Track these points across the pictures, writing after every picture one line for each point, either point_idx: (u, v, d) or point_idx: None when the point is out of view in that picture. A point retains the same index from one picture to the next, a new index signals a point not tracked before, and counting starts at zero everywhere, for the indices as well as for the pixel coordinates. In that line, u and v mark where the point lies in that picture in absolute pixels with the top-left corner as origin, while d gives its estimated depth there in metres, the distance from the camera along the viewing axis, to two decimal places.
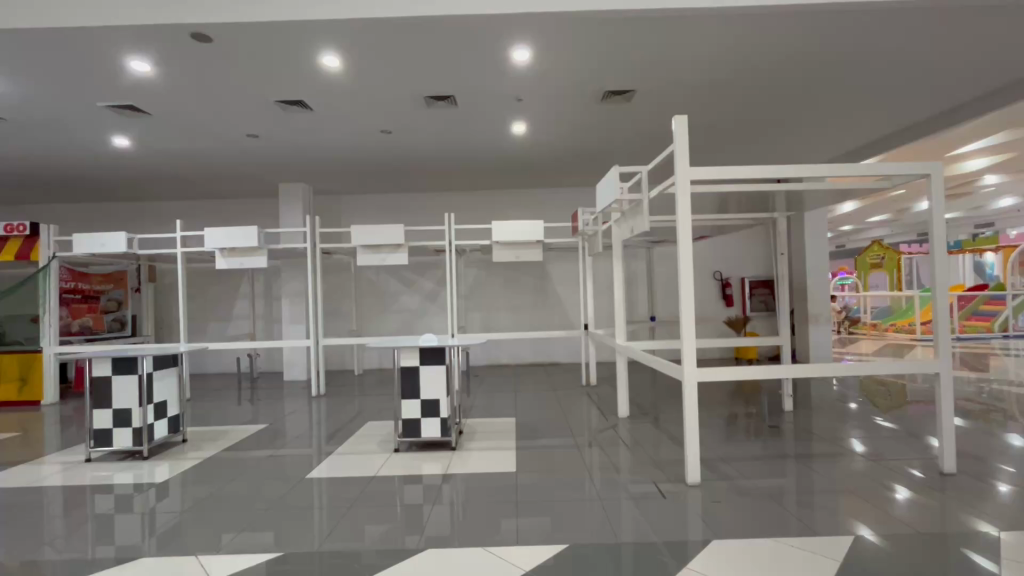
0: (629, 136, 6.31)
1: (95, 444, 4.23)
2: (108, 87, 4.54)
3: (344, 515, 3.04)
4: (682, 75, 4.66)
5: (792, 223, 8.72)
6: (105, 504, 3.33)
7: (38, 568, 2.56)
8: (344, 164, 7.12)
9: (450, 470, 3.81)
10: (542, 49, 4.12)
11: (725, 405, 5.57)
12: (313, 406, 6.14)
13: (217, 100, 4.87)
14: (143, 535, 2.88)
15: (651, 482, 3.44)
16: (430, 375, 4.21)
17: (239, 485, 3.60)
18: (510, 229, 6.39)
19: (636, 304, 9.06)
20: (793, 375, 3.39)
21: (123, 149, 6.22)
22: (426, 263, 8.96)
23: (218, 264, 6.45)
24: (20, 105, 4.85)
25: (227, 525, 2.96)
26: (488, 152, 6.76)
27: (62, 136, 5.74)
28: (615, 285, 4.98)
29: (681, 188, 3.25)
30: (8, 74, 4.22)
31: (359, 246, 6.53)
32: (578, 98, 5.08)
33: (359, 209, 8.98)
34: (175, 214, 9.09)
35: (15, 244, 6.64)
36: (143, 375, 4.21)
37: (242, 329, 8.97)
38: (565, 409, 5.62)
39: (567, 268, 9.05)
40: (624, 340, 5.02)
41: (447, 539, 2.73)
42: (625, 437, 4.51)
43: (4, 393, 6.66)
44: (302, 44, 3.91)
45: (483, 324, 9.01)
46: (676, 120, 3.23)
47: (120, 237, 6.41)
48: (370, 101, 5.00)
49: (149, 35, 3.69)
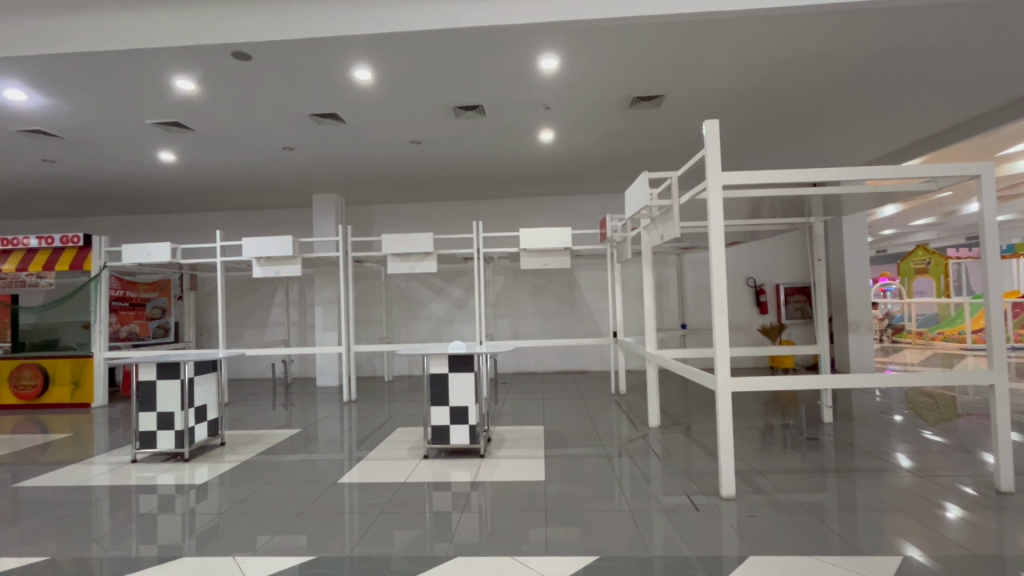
0: (658, 142, 6.25)
1: (141, 445, 4.41)
2: (154, 105, 4.78)
3: (375, 521, 3.08)
4: (712, 80, 4.58)
5: (829, 228, 8.43)
6: (149, 504, 3.46)
7: (86, 564, 2.67)
8: (375, 174, 7.27)
9: (479, 477, 3.80)
10: (570, 58, 4.14)
11: (761, 416, 5.40)
12: (345, 412, 6.25)
13: (256, 115, 5.07)
14: (184, 535, 2.98)
15: (684, 494, 3.36)
16: (459, 382, 4.24)
17: (274, 488, 3.69)
18: (538, 236, 6.38)
19: (665, 311, 8.91)
20: (834, 384, 3.26)
21: (168, 164, 6.52)
22: (455, 271, 9.05)
23: (254, 272, 6.65)
24: (76, 124, 5.17)
25: (263, 528, 3.03)
26: (515, 160, 6.79)
27: (111, 152, 6.05)
28: (646, 291, 4.91)
29: (713, 192, 3.18)
30: (67, 95, 4.50)
31: (390, 254, 6.65)
32: (606, 105, 5.08)
33: (389, 219, 9.16)
34: (216, 225, 9.47)
35: (71, 254, 7.03)
36: (185, 380, 4.37)
37: (277, 336, 9.24)
38: (594, 418, 5.56)
39: (596, 275, 8.99)
40: (655, 348, 4.93)
41: (475, 547, 2.72)
42: (656, 447, 4.42)
43: (58, 396, 7.01)
44: (336, 59, 4.03)
45: (511, 332, 9.02)
46: (706, 124, 3.18)
47: (165, 248, 6.70)
48: (400, 113, 5.13)
49: (194, 55, 3.88)
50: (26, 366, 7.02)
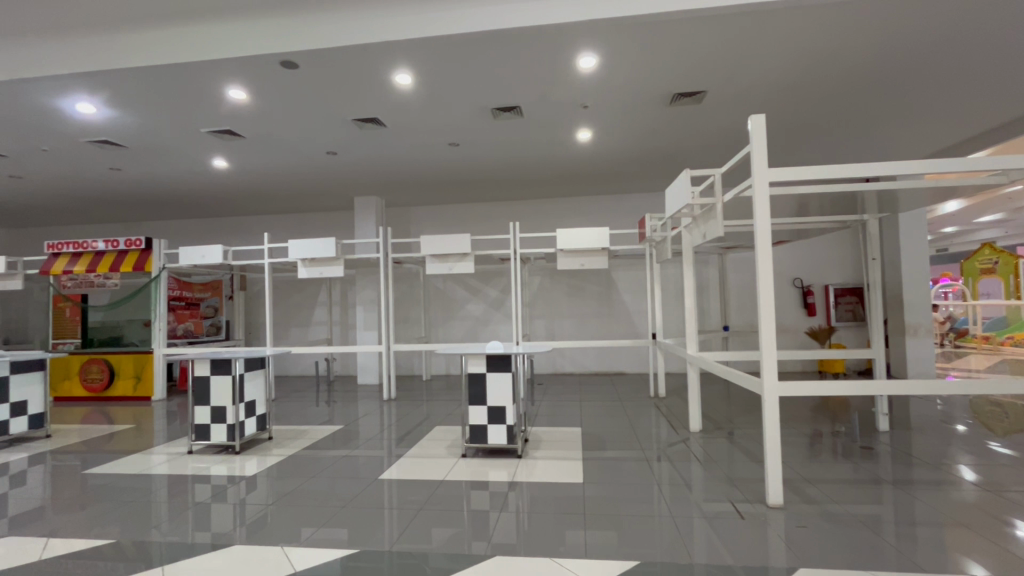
0: (700, 139, 6.09)
1: (196, 437, 4.65)
2: (209, 115, 5.04)
3: (414, 518, 3.13)
4: (756, 74, 4.44)
5: (884, 225, 7.99)
6: (203, 493, 3.65)
7: (147, 548, 2.84)
8: (414, 177, 7.40)
9: (517, 478, 3.80)
10: (608, 56, 4.11)
11: (809, 422, 5.17)
12: (385, 410, 6.40)
13: (301, 122, 5.26)
14: (235, 523, 3.12)
15: (727, 501, 3.25)
16: (497, 382, 4.26)
17: (318, 482, 3.81)
18: (575, 236, 6.34)
19: (706, 313, 8.68)
20: (891, 391, 3.08)
21: (220, 170, 6.85)
22: (491, 272, 9.10)
23: (299, 274, 6.89)
24: (137, 134, 5.49)
25: (308, 520, 3.14)
26: (552, 161, 6.78)
27: (169, 160, 6.42)
28: (686, 292, 4.78)
29: (758, 189, 3.07)
30: (129, 107, 4.80)
31: (428, 255, 6.76)
32: (645, 102, 4.99)
33: (427, 220, 9.32)
34: (264, 228, 9.88)
35: (134, 256, 7.49)
36: (236, 376, 4.58)
37: (320, 334, 9.54)
38: (632, 421, 5.46)
39: (633, 276, 8.84)
40: (696, 350, 4.80)
41: (512, 547, 2.73)
42: (697, 452, 4.31)
43: (122, 389, 7.47)
44: (378, 64, 4.14)
45: (548, 332, 8.99)
46: (751, 119, 3.08)
47: (217, 250, 7.02)
48: (440, 116, 5.21)
49: (246, 66, 4.06)
50: (94, 361, 7.52)
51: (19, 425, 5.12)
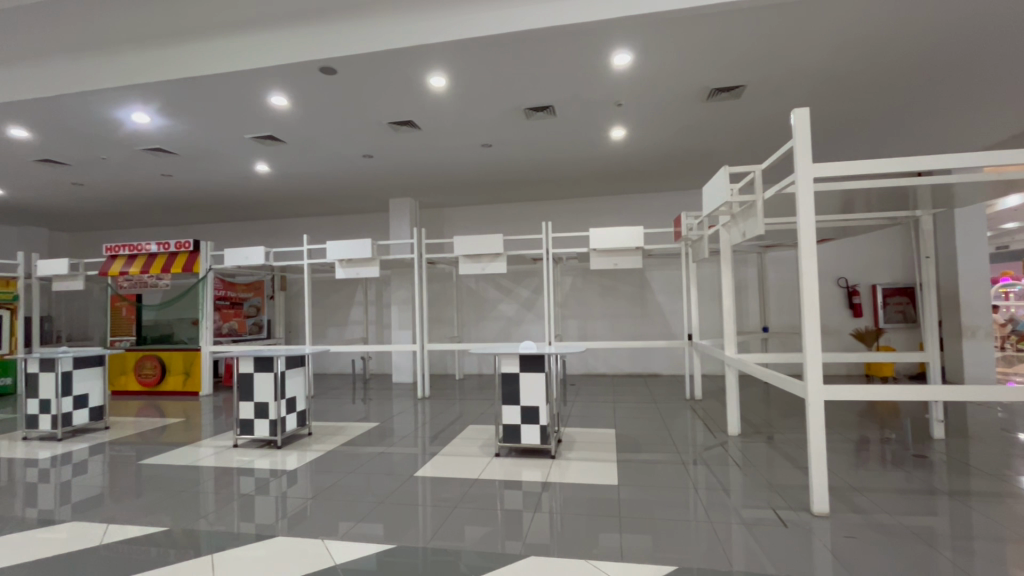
0: (738, 135, 5.92)
1: (241, 431, 4.84)
2: (252, 122, 5.24)
3: (449, 515, 3.16)
4: (800, 67, 4.28)
5: (938, 222, 7.56)
6: (247, 486, 3.79)
7: (195, 536, 2.98)
8: (447, 178, 7.48)
9: (550, 478, 3.80)
10: (642, 53, 4.04)
11: (856, 428, 4.95)
12: (419, 408, 6.49)
13: (338, 126, 5.40)
14: (277, 516, 3.23)
15: (768, 507, 3.15)
16: (530, 382, 4.25)
17: (356, 477, 3.91)
18: (609, 236, 6.27)
19: (745, 313, 8.43)
20: (946, 397, 2.92)
21: (262, 174, 7.10)
22: (523, 272, 9.11)
23: (337, 274, 7.07)
24: (187, 142, 5.77)
25: (346, 515, 3.22)
26: (585, 159, 6.71)
27: (215, 166, 6.70)
28: (725, 292, 4.65)
29: (802, 185, 2.96)
30: (179, 116, 5.05)
31: (461, 255, 6.81)
32: (681, 99, 4.89)
33: (460, 221, 9.41)
34: (303, 230, 10.18)
35: (182, 258, 7.86)
36: (277, 373, 4.74)
37: (356, 333, 9.77)
38: (667, 423, 5.36)
39: (668, 275, 8.68)
40: (735, 351, 4.67)
41: (545, 547, 2.72)
42: (736, 456, 4.20)
43: (172, 384, 7.85)
44: (413, 68, 4.21)
45: (580, 332, 8.94)
46: (795, 113, 2.97)
47: (259, 251, 7.28)
48: (473, 117, 5.25)
49: (287, 73, 4.20)
50: (148, 358, 7.93)
51: (81, 417, 5.45)
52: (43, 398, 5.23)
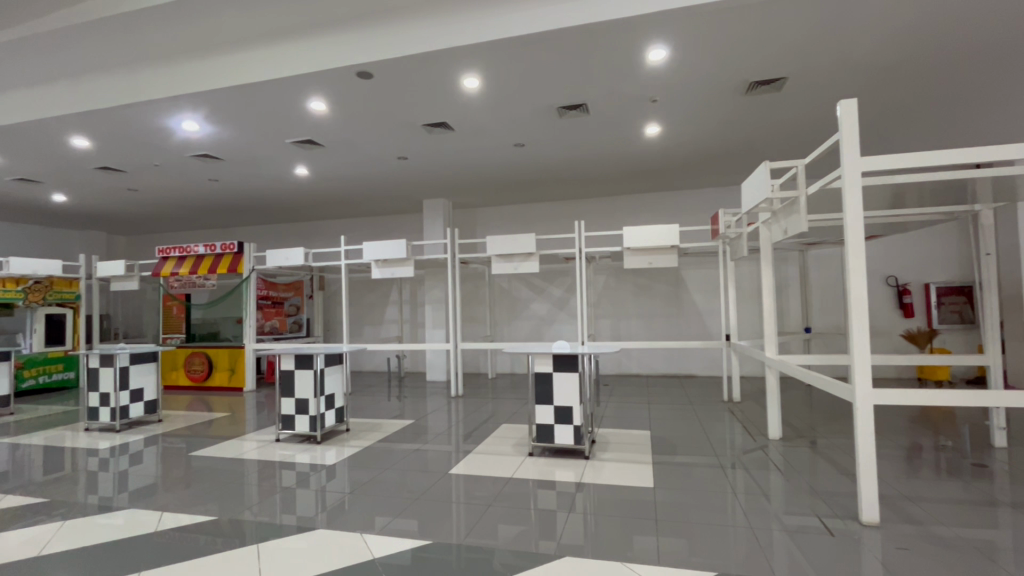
0: (779, 129, 5.73)
1: (283, 426, 5.01)
2: (292, 127, 5.42)
3: (483, 514, 3.19)
4: (847, 57, 4.09)
5: (998, 217, 7.10)
6: (289, 479, 3.92)
7: (242, 525, 3.11)
8: (479, 178, 7.53)
9: (584, 479, 3.77)
10: (679, 48, 3.97)
11: (907, 434, 4.71)
12: (453, 406, 6.56)
13: (374, 129, 5.52)
14: (317, 509, 3.33)
15: (813, 515, 3.03)
16: (564, 382, 4.24)
17: (391, 474, 3.99)
18: (643, 234, 6.17)
19: (786, 313, 8.14)
20: (1009, 402, 2.74)
21: (302, 177, 7.33)
22: (556, 271, 9.07)
23: (373, 274, 7.22)
24: (232, 148, 6.01)
25: (383, 510, 3.29)
26: (619, 157, 6.63)
27: (258, 170, 6.94)
28: (765, 291, 4.50)
29: (848, 180, 2.84)
30: (225, 123, 5.27)
31: (494, 255, 6.84)
32: (719, 94, 4.77)
33: (492, 221, 9.47)
34: (340, 231, 10.46)
35: (227, 259, 8.18)
36: (317, 370, 4.88)
37: (391, 332, 9.96)
38: (704, 425, 5.24)
39: (704, 274, 8.48)
40: (775, 352, 4.51)
41: (580, 548, 2.71)
42: (777, 460, 4.06)
43: (219, 380, 8.20)
44: (447, 70, 4.26)
45: (613, 332, 8.84)
46: (841, 105, 2.86)
47: (299, 251, 7.51)
48: (506, 118, 5.27)
49: (326, 79, 4.33)
50: (196, 354, 8.31)
51: (137, 410, 5.76)
52: (103, 391, 5.56)
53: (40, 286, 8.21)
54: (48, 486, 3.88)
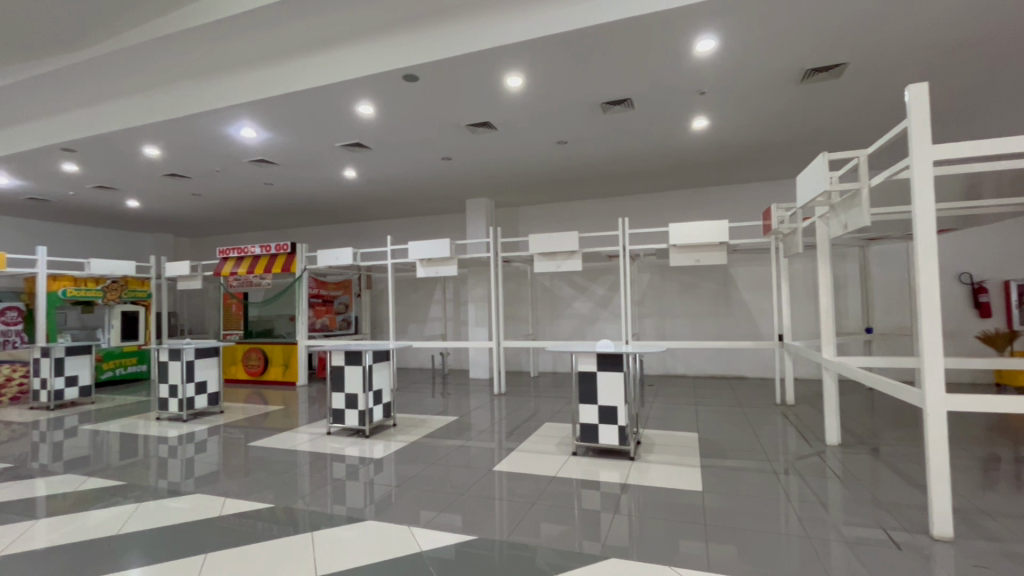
0: (838, 118, 5.43)
1: (333, 420, 5.19)
2: (341, 131, 5.61)
3: (526, 511, 3.19)
4: (914, 38, 3.83)
5: None
6: (339, 471, 4.07)
7: (296, 513, 3.25)
8: (522, 177, 7.54)
9: (629, 480, 3.71)
10: (728, 38, 3.84)
11: (984, 443, 4.36)
12: (495, 404, 6.61)
13: (419, 131, 5.63)
14: (365, 501, 3.44)
15: (877, 527, 2.85)
16: (609, 381, 4.18)
17: (437, 469, 4.07)
18: (689, 231, 6.00)
19: (844, 313, 7.71)
20: None
21: (350, 180, 7.57)
22: (599, 269, 8.97)
23: (418, 273, 7.36)
24: (285, 152, 6.29)
25: (428, 504, 3.36)
26: (664, 152, 6.48)
27: (309, 173, 7.22)
28: (822, 289, 4.26)
29: (919, 170, 2.65)
30: (279, 129, 5.51)
31: (536, 254, 6.83)
32: (771, 84, 4.58)
33: (534, 219, 9.48)
34: (387, 232, 10.74)
35: (281, 259, 8.56)
36: (366, 366, 5.03)
37: (435, 330, 10.15)
38: (756, 429, 5.04)
39: (755, 272, 8.15)
40: (834, 354, 4.27)
41: (625, 550, 2.67)
42: (835, 467, 3.86)
43: (274, 374, 8.60)
44: (491, 70, 4.29)
45: (658, 331, 8.65)
46: (910, 89, 2.67)
47: (348, 251, 7.76)
48: (549, 115, 5.26)
49: (373, 84, 4.46)
50: (253, 350, 8.75)
51: (201, 401, 6.12)
52: (171, 383, 5.95)
53: (117, 285, 8.87)
54: (124, 470, 4.20)
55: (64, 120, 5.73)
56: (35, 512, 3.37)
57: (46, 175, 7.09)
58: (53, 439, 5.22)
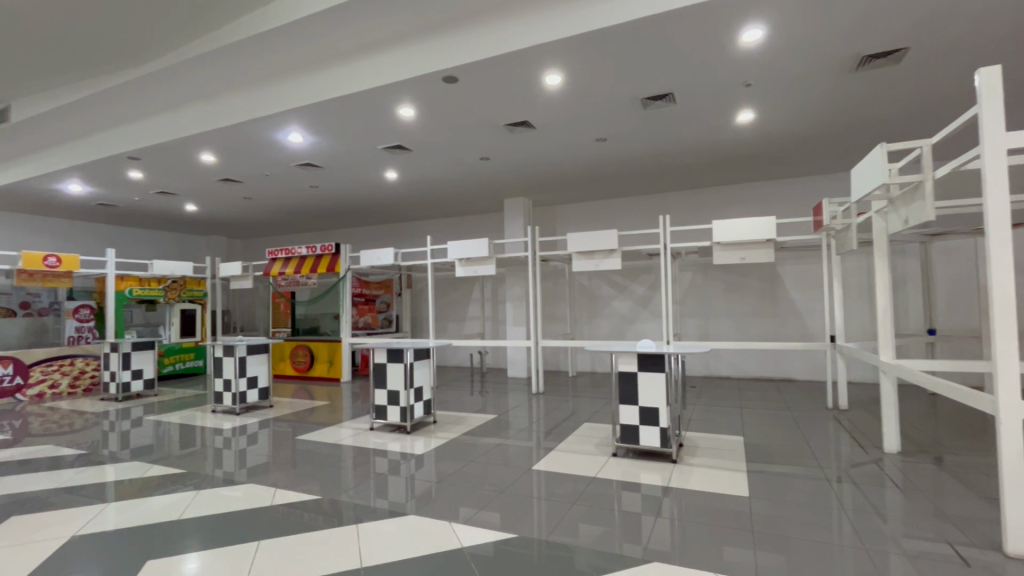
0: (897, 107, 5.13)
1: (376, 416, 5.33)
2: (382, 134, 5.75)
3: (565, 512, 3.18)
4: (985, 18, 3.56)
5: None
6: (382, 466, 4.17)
7: (341, 505, 3.36)
8: (560, 175, 7.50)
9: (671, 483, 3.63)
10: (778, 27, 3.69)
11: None
12: (533, 403, 6.62)
13: (458, 132, 5.69)
14: (407, 495, 3.52)
15: (942, 541, 2.68)
16: (650, 382, 4.10)
17: (477, 466, 4.11)
18: (734, 228, 5.81)
19: (903, 313, 7.28)
20: None
21: (392, 181, 7.75)
22: (639, 268, 8.81)
23: (457, 272, 7.44)
24: (329, 156, 6.49)
25: (468, 501, 3.39)
26: (708, 147, 6.30)
27: (353, 175, 7.43)
28: (880, 288, 4.03)
29: (989, 160, 2.47)
30: (324, 134, 5.70)
31: (575, 253, 6.77)
32: (824, 73, 4.37)
33: (573, 218, 9.42)
34: (427, 232, 10.93)
35: (326, 259, 8.84)
36: (407, 363, 5.14)
37: (474, 328, 10.25)
38: (806, 434, 4.82)
39: (804, 270, 7.80)
40: (892, 356, 4.04)
41: (667, 555, 2.62)
42: (894, 476, 3.65)
43: (319, 370, 8.91)
44: (530, 69, 4.30)
45: (700, 331, 8.42)
46: (979, 73, 2.50)
47: (389, 252, 7.94)
48: (587, 112, 5.20)
49: (414, 86, 4.55)
50: (300, 347, 9.10)
51: (253, 395, 6.41)
52: (225, 378, 6.26)
53: (176, 285, 9.40)
54: (184, 459, 4.45)
55: (130, 130, 6.13)
56: (105, 496, 3.62)
57: (114, 182, 7.60)
58: (121, 429, 5.59)
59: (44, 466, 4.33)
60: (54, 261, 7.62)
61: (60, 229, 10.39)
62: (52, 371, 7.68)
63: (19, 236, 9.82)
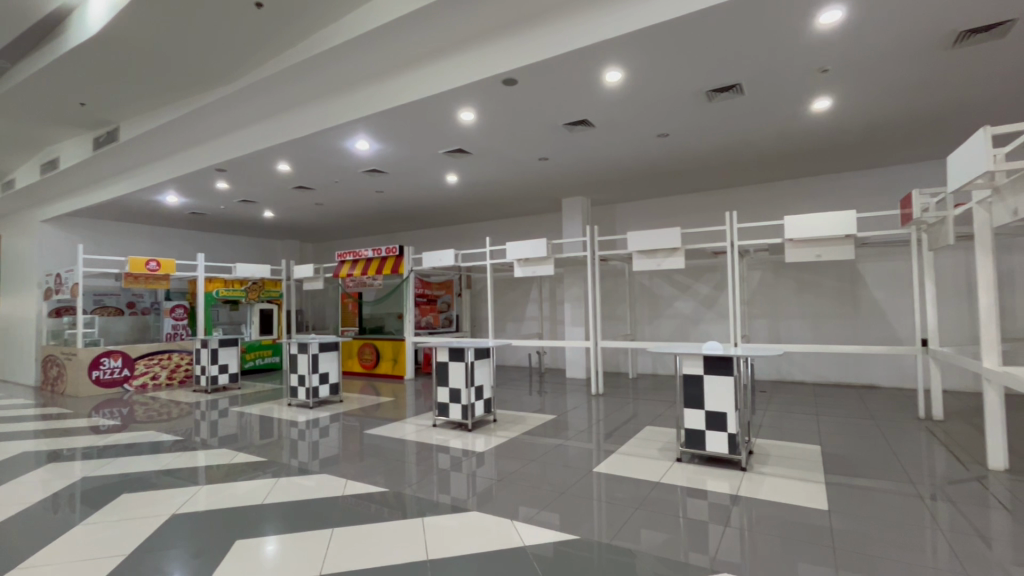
0: (1002, 85, 4.62)
1: (439, 413, 5.47)
2: (442, 138, 5.90)
3: (628, 516, 3.12)
4: None
5: None
6: (444, 462, 4.28)
7: (405, 498, 3.49)
8: (620, 173, 7.38)
9: (741, 492, 3.47)
10: (859, 6, 3.44)
11: None
12: (593, 404, 6.54)
13: (516, 133, 5.74)
14: (469, 491, 3.59)
15: None
16: (717, 386, 3.93)
17: (537, 466, 4.12)
18: (809, 223, 5.45)
19: (1009, 315, 6.53)
20: None
21: (452, 184, 7.94)
22: (703, 267, 8.49)
23: (515, 272, 7.50)
24: (393, 161, 6.75)
25: (528, 500, 3.41)
26: (778, 139, 5.96)
27: (415, 180, 7.68)
28: (984, 288, 3.64)
29: None
30: (388, 140, 5.94)
31: (635, 252, 6.63)
32: (914, 53, 4.02)
33: (633, 217, 9.22)
34: (486, 233, 11.10)
35: (390, 261, 9.20)
36: (468, 362, 5.24)
37: (533, 328, 10.29)
38: (893, 445, 4.44)
39: (889, 267, 7.19)
40: (999, 364, 3.63)
41: (737, 566, 2.51)
42: (1000, 496, 3.28)
43: (385, 368, 9.28)
44: (588, 68, 4.27)
45: (770, 333, 7.99)
46: None
47: (450, 253, 8.14)
48: (647, 108, 5.08)
49: (473, 91, 4.64)
50: (367, 345, 9.52)
51: (324, 390, 6.78)
52: (300, 373, 6.66)
53: (256, 286, 10.11)
54: (264, 448, 4.79)
55: (218, 144, 6.68)
56: (198, 479, 3.97)
57: (204, 193, 8.32)
58: (210, 418, 6.09)
59: (147, 450, 4.81)
60: (155, 265, 8.41)
61: (158, 236, 11.49)
62: (153, 365, 8.50)
63: (125, 242, 10.96)
